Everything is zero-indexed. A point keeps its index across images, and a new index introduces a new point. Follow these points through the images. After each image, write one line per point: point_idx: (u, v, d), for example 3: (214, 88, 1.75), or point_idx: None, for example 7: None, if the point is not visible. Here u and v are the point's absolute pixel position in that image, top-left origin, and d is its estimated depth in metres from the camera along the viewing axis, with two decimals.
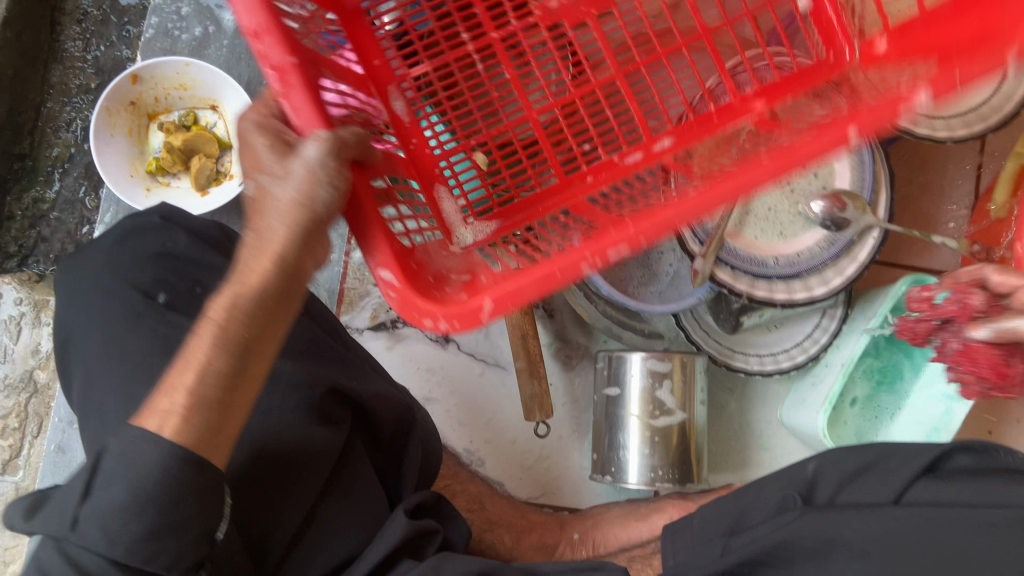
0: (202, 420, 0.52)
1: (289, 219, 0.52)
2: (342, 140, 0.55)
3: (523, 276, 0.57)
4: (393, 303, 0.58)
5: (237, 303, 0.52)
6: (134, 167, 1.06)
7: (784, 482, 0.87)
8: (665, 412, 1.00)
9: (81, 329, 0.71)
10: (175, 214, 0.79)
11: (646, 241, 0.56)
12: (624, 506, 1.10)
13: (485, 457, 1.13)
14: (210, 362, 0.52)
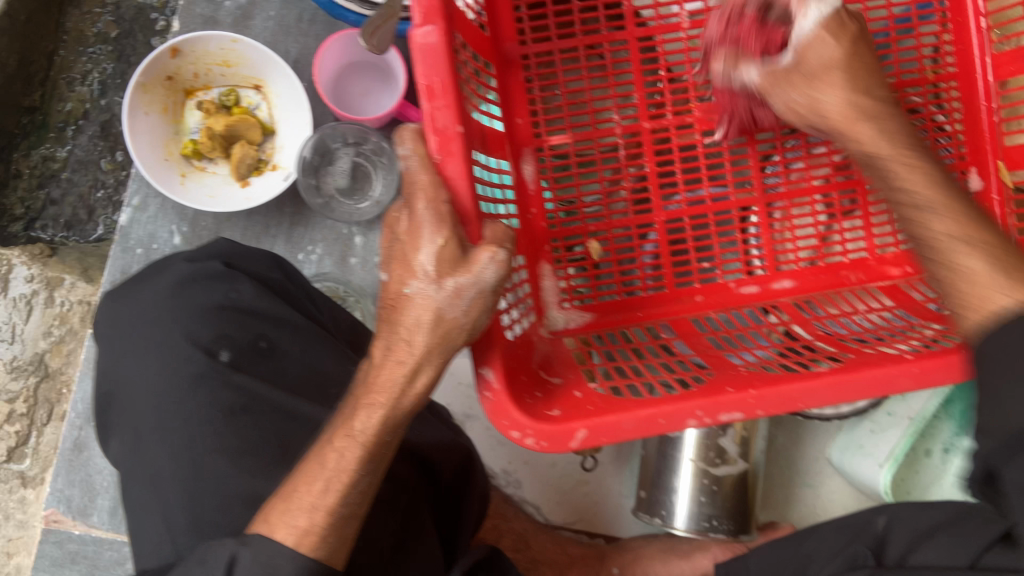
0: (338, 536, 0.61)
1: (451, 335, 0.63)
2: (508, 260, 0.64)
3: (625, 415, 0.67)
4: (487, 403, 0.67)
5: (386, 421, 0.63)
6: (168, 149, 0.96)
7: (860, 540, 0.90)
8: (726, 461, 0.97)
9: (132, 384, 0.66)
10: (238, 253, 0.73)
11: (761, 410, 0.69)
12: (663, 540, 1.06)
13: (522, 479, 1.09)
14: (355, 480, 0.62)
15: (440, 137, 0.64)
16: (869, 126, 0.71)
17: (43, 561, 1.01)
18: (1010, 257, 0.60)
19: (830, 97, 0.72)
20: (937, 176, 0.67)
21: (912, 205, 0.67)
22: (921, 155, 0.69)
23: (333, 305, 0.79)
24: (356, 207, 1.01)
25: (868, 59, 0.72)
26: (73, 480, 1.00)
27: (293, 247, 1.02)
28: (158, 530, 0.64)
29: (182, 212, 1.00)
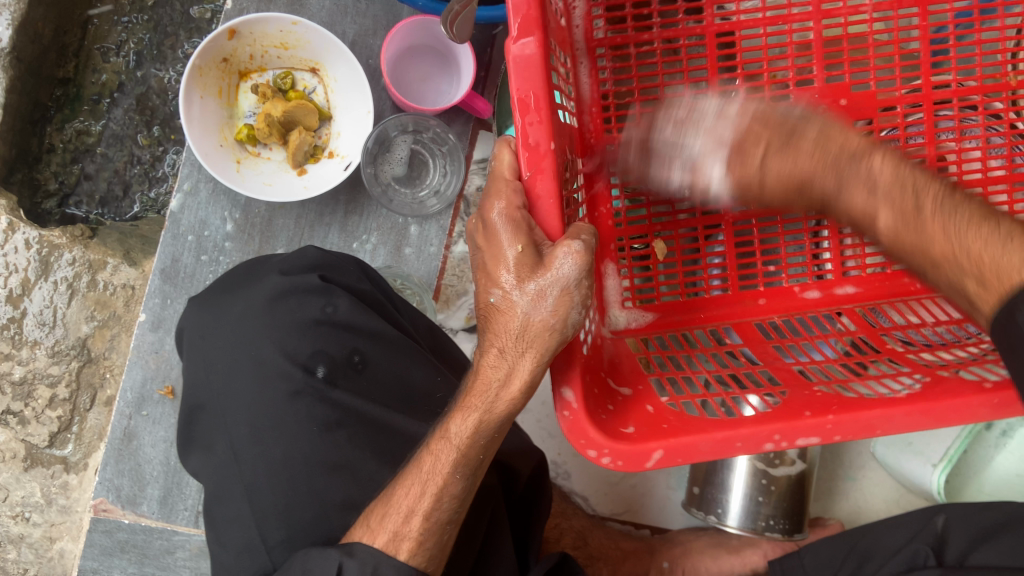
0: (433, 542, 0.63)
1: (539, 341, 0.58)
2: (590, 251, 0.58)
3: (702, 437, 0.63)
4: (563, 421, 0.62)
5: (481, 426, 0.61)
6: (222, 134, 0.93)
7: (919, 538, 0.88)
8: (785, 462, 0.97)
9: (223, 398, 0.70)
10: (333, 267, 0.75)
11: (839, 437, 0.64)
12: (712, 533, 1.06)
13: (571, 471, 1.09)
14: (449, 484, 0.63)
15: (531, 154, 0.57)
16: (834, 189, 0.60)
17: (92, 550, 1.00)
18: (1022, 232, 0.51)
19: (769, 183, 0.63)
20: (894, 200, 0.57)
21: (892, 252, 0.59)
22: (869, 197, 0.59)
23: (411, 308, 0.82)
24: (416, 195, 0.99)
25: (800, 118, 0.62)
26: (122, 469, 0.98)
27: (347, 236, 0.99)
28: (255, 534, 0.67)
29: (235, 199, 0.97)
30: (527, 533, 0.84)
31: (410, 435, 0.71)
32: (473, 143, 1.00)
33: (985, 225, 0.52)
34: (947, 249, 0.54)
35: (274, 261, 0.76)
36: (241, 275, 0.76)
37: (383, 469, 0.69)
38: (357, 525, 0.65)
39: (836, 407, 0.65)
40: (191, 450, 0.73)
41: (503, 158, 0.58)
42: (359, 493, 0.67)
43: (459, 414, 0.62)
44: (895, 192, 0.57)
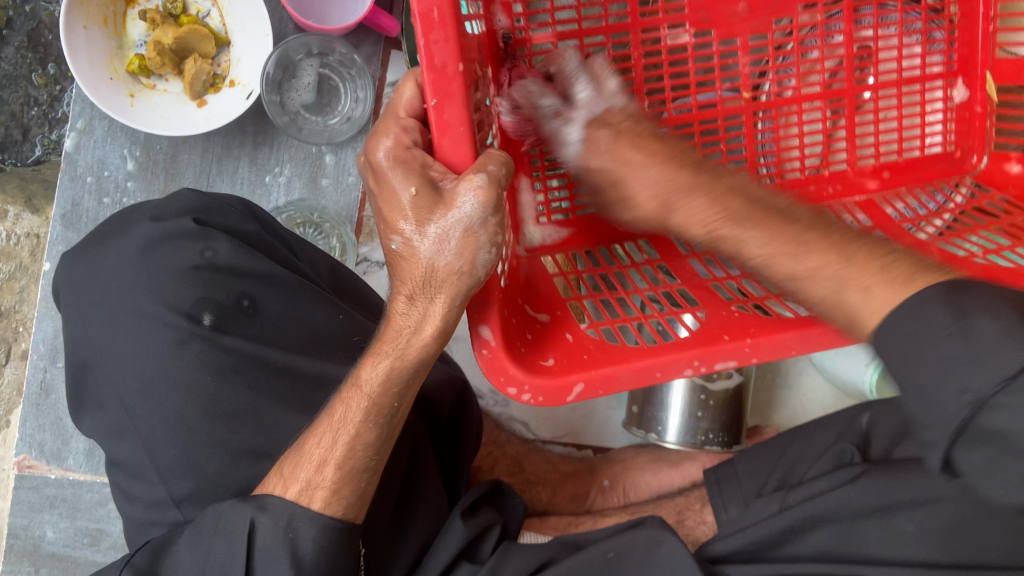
0: (349, 490, 0.64)
1: (447, 285, 0.56)
2: (496, 183, 0.54)
3: (624, 366, 0.62)
4: (482, 360, 0.62)
5: (393, 372, 0.61)
6: (112, 66, 0.87)
7: (845, 438, 0.87)
8: (722, 376, 0.97)
9: (112, 356, 0.69)
10: (206, 212, 0.74)
11: (754, 359, 0.64)
12: (651, 450, 1.06)
13: (509, 398, 1.07)
14: (362, 432, 0.63)
15: (436, 77, 0.51)
16: (685, 198, 0.60)
17: (21, 506, 0.97)
18: (875, 258, 0.52)
19: (636, 189, 0.61)
20: (748, 216, 0.58)
21: (752, 263, 0.58)
22: (743, 215, 0.58)
23: (308, 248, 0.81)
24: (326, 123, 0.94)
25: (649, 137, 0.63)
26: (44, 425, 0.95)
27: (259, 169, 0.94)
28: (160, 491, 0.69)
29: (134, 134, 0.92)
30: (456, 460, 0.85)
31: (314, 376, 0.71)
32: (384, 65, 0.94)
33: (854, 241, 0.54)
34: (819, 253, 0.54)
35: (146, 209, 0.74)
36: (112, 227, 0.74)
37: (291, 415, 0.69)
38: (271, 475, 0.66)
39: (754, 330, 0.64)
40: (84, 412, 0.73)
41: (404, 91, 0.58)
42: (267, 442, 0.67)
43: (372, 361, 0.62)
44: (754, 215, 0.58)
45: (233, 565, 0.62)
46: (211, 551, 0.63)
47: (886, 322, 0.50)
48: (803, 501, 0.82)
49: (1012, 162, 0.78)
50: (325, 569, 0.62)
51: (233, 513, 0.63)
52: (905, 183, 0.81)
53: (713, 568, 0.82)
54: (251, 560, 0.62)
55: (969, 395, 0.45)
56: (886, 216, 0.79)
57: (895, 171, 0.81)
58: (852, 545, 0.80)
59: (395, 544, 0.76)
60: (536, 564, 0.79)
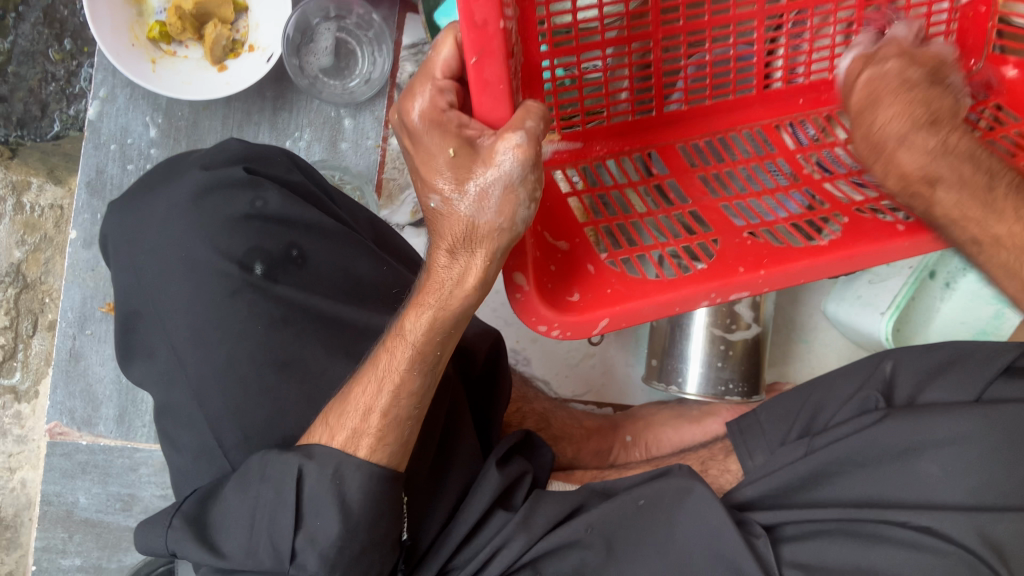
0: (395, 437, 0.65)
1: (489, 240, 0.56)
2: (534, 140, 0.54)
3: (647, 301, 0.65)
4: (515, 303, 0.64)
5: (435, 323, 0.61)
6: (134, 33, 0.88)
7: (870, 385, 0.85)
8: (741, 326, 1.00)
9: (152, 308, 0.70)
10: (259, 159, 0.75)
11: (767, 289, 0.67)
12: (673, 407, 1.08)
13: (531, 357, 1.09)
14: (407, 381, 0.64)
15: (478, 34, 0.51)
16: (904, 142, 0.63)
17: (53, 474, 0.99)
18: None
19: (878, 117, 0.64)
20: (964, 174, 0.63)
21: (939, 220, 0.65)
22: (946, 156, 0.63)
23: (349, 200, 0.81)
24: (346, 86, 0.95)
25: (897, 80, 0.64)
26: (74, 392, 0.97)
27: (278, 135, 0.96)
28: (210, 436, 0.69)
29: (156, 102, 0.94)
30: (489, 411, 0.85)
31: (360, 326, 0.71)
32: (400, 27, 0.95)
33: (1009, 201, 0.64)
34: (1009, 220, 0.63)
35: (194, 157, 0.74)
36: (160, 175, 0.75)
37: (335, 364, 0.69)
38: (317, 424, 0.66)
39: (768, 261, 0.67)
40: (133, 360, 0.73)
41: (442, 51, 0.56)
42: (313, 388, 0.68)
43: (415, 311, 0.62)
44: (966, 172, 0.63)
45: (282, 510, 0.63)
46: (261, 498, 0.64)
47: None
48: (829, 442, 0.82)
49: (1010, 67, 0.75)
50: (370, 514, 0.63)
51: (281, 464, 0.63)
52: None
53: (743, 514, 0.82)
54: (299, 506, 0.62)
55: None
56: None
57: None
58: (879, 488, 0.79)
59: (430, 498, 0.75)
60: (566, 513, 0.79)
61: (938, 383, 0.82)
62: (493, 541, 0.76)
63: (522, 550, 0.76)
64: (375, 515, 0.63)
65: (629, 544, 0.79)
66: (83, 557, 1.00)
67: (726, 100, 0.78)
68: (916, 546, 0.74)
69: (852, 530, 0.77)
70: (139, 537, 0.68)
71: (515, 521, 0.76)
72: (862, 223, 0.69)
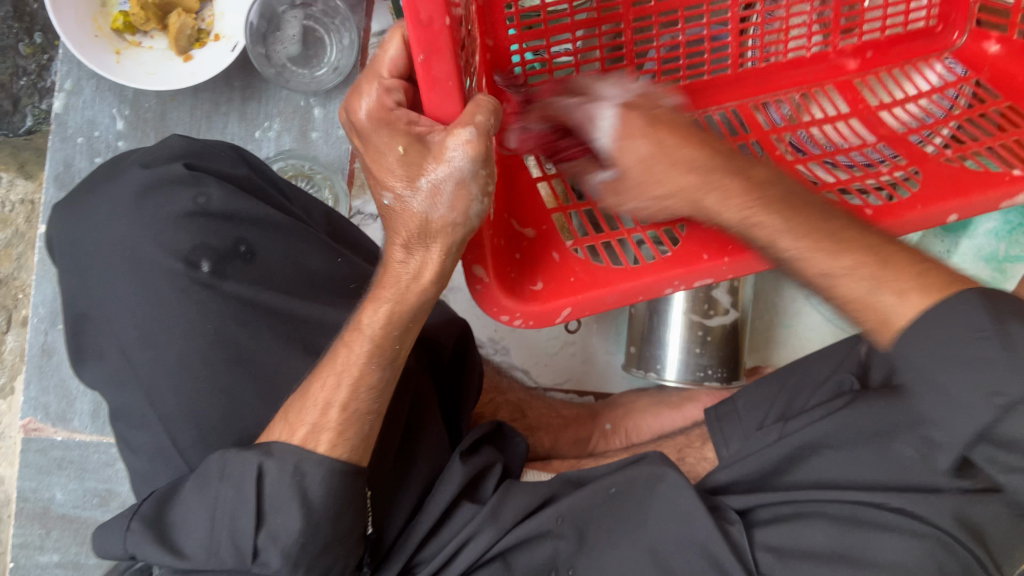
0: (354, 433, 0.63)
1: (443, 234, 0.55)
2: (486, 135, 0.52)
3: (608, 289, 0.64)
4: (476, 295, 0.63)
5: (393, 316, 0.60)
6: (97, 24, 0.87)
7: (844, 367, 0.84)
8: (718, 312, 0.99)
9: (105, 302, 0.68)
10: (201, 158, 0.73)
11: (730, 275, 0.66)
12: (652, 394, 1.07)
13: (509, 346, 1.08)
14: (366, 374, 0.62)
15: (424, 34, 0.48)
16: (715, 185, 0.58)
17: (29, 470, 0.98)
18: (936, 274, 0.53)
19: (671, 171, 0.59)
20: (784, 208, 0.57)
21: (784, 258, 0.57)
22: (766, 197, 0.58)
23: (301, 193, 0.80)
24: (313, 74, 0.93)
25: (681, 123, 0.61)
26: (47, 387, 0.97)
27: (248, 125, 0.95)
28: (164, 440, 0.68)
29: (122, 93, 0.93)
30: (457, 402, 0.85)
31: (314, 321, 0.71)
32: (369, 14, 0.94)
33: (890, 249, 0.55)
34: (852, 254, 0.54)
35: (133, 158, 0.73)
36: (103, 174, 0.74)
37: (293, 358, 0.69)
38: (276, 420, 0.65)
39: (733, 248, 0.65)
40: (84, 364, 0.72)
41: (389, 49, 0.55)
42: (269, 383, 0.68)
43: (372, 305, 0.61)
44: (792, 207, 0.57)
45: (242, 513, 0.61)
46: (220, 498, 0.62)
47: (922, 320, 0.52)
48: (802, 426, 0.81)
49: (992, 41, 0.76)
50: (332, 511, 0.62)
51: (239, 461, 0.62)
52: (885, 63, 0.80)
53: (715, 499, 0.82)
54: (260, 506, 0.61)
55: (1001, 398, 0.49)
56: (864, 101, 0.78)
57: (877, 51, 0.79)
58: (852, 471, 0.77)
59: (395, 490, 0.75)
60: (535, 505, 0.78)
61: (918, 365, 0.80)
62: (461, 533, 0.75)
63: (491, 543, 0.75)
64: (337, 512, 0.62)
65: (601, 535, 0.78)
66: (61, 553, 0.99)
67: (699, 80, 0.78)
68: (890, 529, 0.72)
69: (836, 514, 0.75)
70: (96, 540, 0.67)
71: (482, 513, 0.76)
72: None
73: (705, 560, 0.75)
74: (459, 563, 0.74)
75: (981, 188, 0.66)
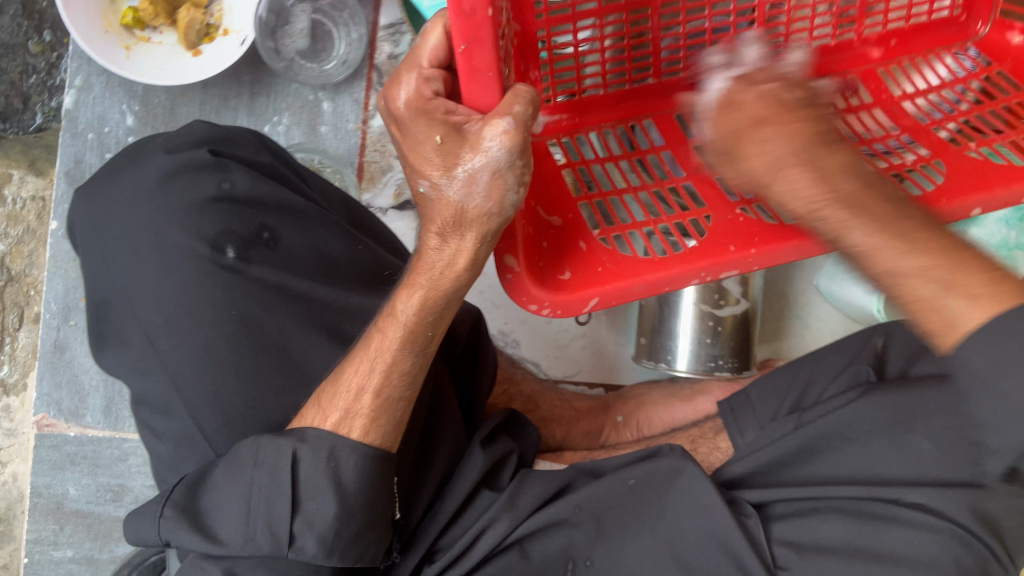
0: (387, 419, 0.63)
1: (479, 223, 0.54)
2: (524, 126, 0.50)
3: (637, 280, 0.63)
4: (504, 284, 0.63)
5: (427, 303, 0.60)
6: (107, 20, 0.87)
7: (859, 360, 0.84)
8: (730, 301, 0.98)
9: (123, 294, 0.68)
10: (224, 142, 0.74)
11: (756, 267, 0.66)
12: (664, 385, 1.06)
13: (520, 339, 1.08)
14: (399, 360, 0.62)
15: (466, 23, 0.48)
16: (803, 164, 0.52)
17: (42, 466, 0.99)
18: (1013, 280, 0.46)
19: (750, 150, 0.54)
20: (853, 201, 0.51)
21: (851, 253, 0.51)
22: (842, 176, 0.52)
23: (322, 181, 0.80)
24: (322, 68, 0.93)
25: (788, 100, 0.55)
26: (60, 382, 0.97)
27: (256, 120, 0.95)
28: (191, 426, 0.67)
29: (131, 90, 0.93)
30: (474, 389, 0.85)
31: (338, 306, 0.71)
32: (377, 7, 0.94)
33: (969, 253, 0.47)
34: (925, 255, 0.47)
35: (156, 141, 0.73)
36: (124, 161, 0.74)
37: (312, 347, 0.69)
38: (309, 405, 0.64)
39: (759, 240, 0.65)
40: (106, 350, 0.72)
41: (430, 39, 0.52)
42: (290, 371, 0.68)
43: (406, 291, 0.60)
44: (860, 200, 0.51)
45: (278, 498, 0.61)
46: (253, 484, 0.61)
47: (996, 328, 0.44)
48: (819, 417, 0.80)
49: (1015, 32, 0.75)
50: (366, 496, 0.62)
51: (274, 447, 0.61)
52: (908, 52, 0.78)
53: (732, 493, 0.80)
54: (294, 491, 0.61)
55: None
56: (887, 90, 0.77)
57: (901, 39, 0.77)
58: (863, 465, 0.76)
59: (419, 478, 0.74)
60: (552, 493, 0.78)
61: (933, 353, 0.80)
62: (478, 521, 0.75)
63: (509, 529, 0.75)
64: (371, 497, 0.62)
65: (618, 527, 0.78)
66: (74, 548, 0.99)
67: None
68: (906, 523, 0.71)
69: (845, 507, 0.74)
70: (128, 526, 0.66)
71: (500, 501, 0.75)
72: None
73: (721, 551, 0.75)
74: (477, 551, 0.74)
75: (1002, 181, 0.66)
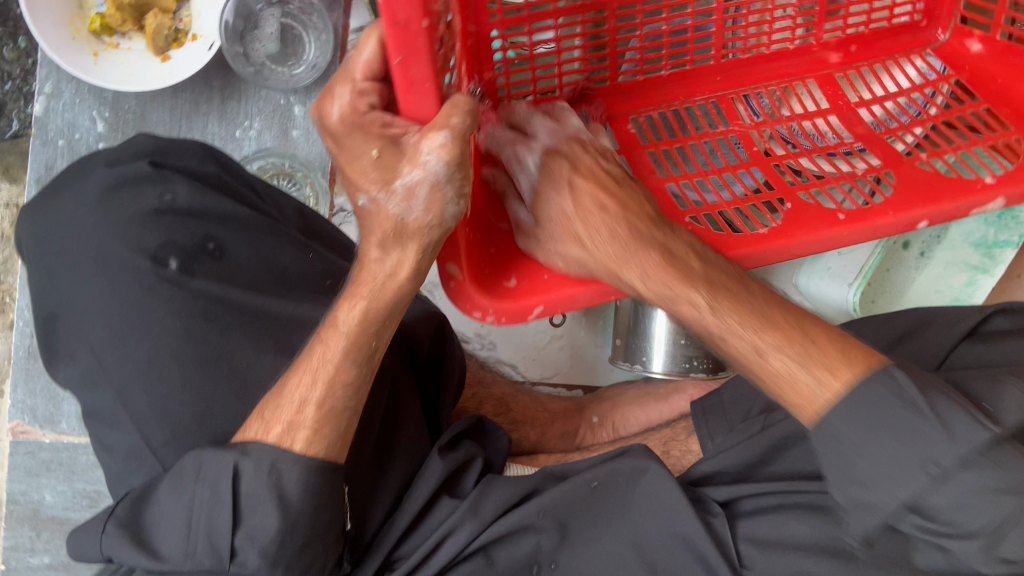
0: (330, 430, 0.63)
1: (419, 235, 0.53)
2: (462, 138, 0.49)
3: (580, 289, 0.64)
4: (448, 292, 0.63)
5: (369, 313, 0.59)
6: (74, 26, 0.87)
7: None
8: None
9: (74, 305, 0.68)
10: (166, 150, 0.74)
11: None
12: (640, 386, 1.06)
13: (496, 341, 1.08)
14: (341, 371, 0.62)
15: (400, 36, 0.46)
16: (640, 252, 0.59)
17: (17, 472, 0.98)
18: (861, 351, 0.55)
19: (592, 238, 0.60)
20: (701, 279, 0.58)
21: (710, 333, 0.58)
22: (685, 263, 0.59)
23: (272, 189, 0.80)
24: (291, 73, 0.93)
25: (613, 184, 0.61)
26: (34, 389, 0.97)
27: (228, 124, 0.95)
28: (136, 440, 0.67)
29: (101, 96, 0.94)
30: (438, 397, 0.84)
31: (286, 317, 0.71)
32: (346, 10, 0.94)
33: (815, 328, 0.56)
34: (771, 331, 0.56)
35: (100, 156, 0.74)
36: (69, 175, 0.74)
37: (263, 357, 0.69)
38: (253, 419, 0.64)
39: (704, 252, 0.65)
40: (57, 364, 0.70)
41: (364, 51, 0.52)
42: (241, 380, 0.67)
43: (348, 302, 0.60)
44: (708, 280, 0.58)
45: (219, 512, 0.61)
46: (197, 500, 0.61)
47: (849, 398, 0.53)
48: (787, 417, 0.80)
49: (974, 39, 0.76)
50: (310, 508, 0.62)
51: (215, 463, 0.61)
52: (870, 56, 0.79)
53: (699, 490, 0.79)
54: (236, 505, 0.61)
55: (934, 466, 0.51)
56: (845, 96, 0.77)
57: (862, 44, 0.78)
58: None
59: (374, 486, 0.74)
60: (515, 499, 0.78)
61: (901, 352, 0.78)
62: (440, 528, 0.75)
63: (470, 538, 0.75)
64: (316, 508, 0.62)
65: (584, 529, 0.78)
66: (51, 554, 1.00)
67: (682, 70, 0.76)
68: None
69: (812, 505, 0.74)
70: (73, 542, 0.66)
71: (463, 508, 0.75)
72: (804, 209, 0.66)
73: (688, 552, 0.75)
74: (438, 560, 0.74)
75: (951, 195, 0.66)
